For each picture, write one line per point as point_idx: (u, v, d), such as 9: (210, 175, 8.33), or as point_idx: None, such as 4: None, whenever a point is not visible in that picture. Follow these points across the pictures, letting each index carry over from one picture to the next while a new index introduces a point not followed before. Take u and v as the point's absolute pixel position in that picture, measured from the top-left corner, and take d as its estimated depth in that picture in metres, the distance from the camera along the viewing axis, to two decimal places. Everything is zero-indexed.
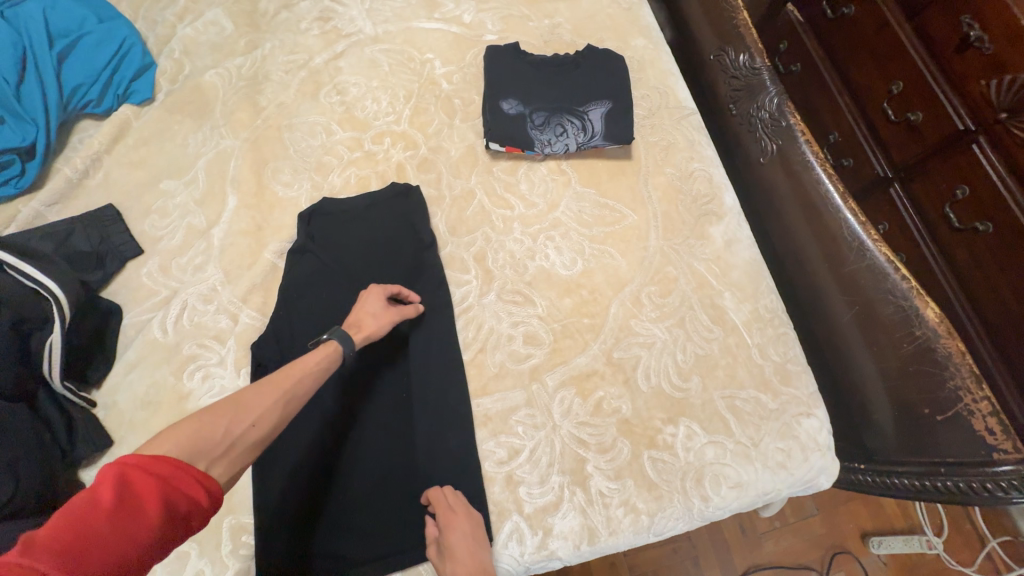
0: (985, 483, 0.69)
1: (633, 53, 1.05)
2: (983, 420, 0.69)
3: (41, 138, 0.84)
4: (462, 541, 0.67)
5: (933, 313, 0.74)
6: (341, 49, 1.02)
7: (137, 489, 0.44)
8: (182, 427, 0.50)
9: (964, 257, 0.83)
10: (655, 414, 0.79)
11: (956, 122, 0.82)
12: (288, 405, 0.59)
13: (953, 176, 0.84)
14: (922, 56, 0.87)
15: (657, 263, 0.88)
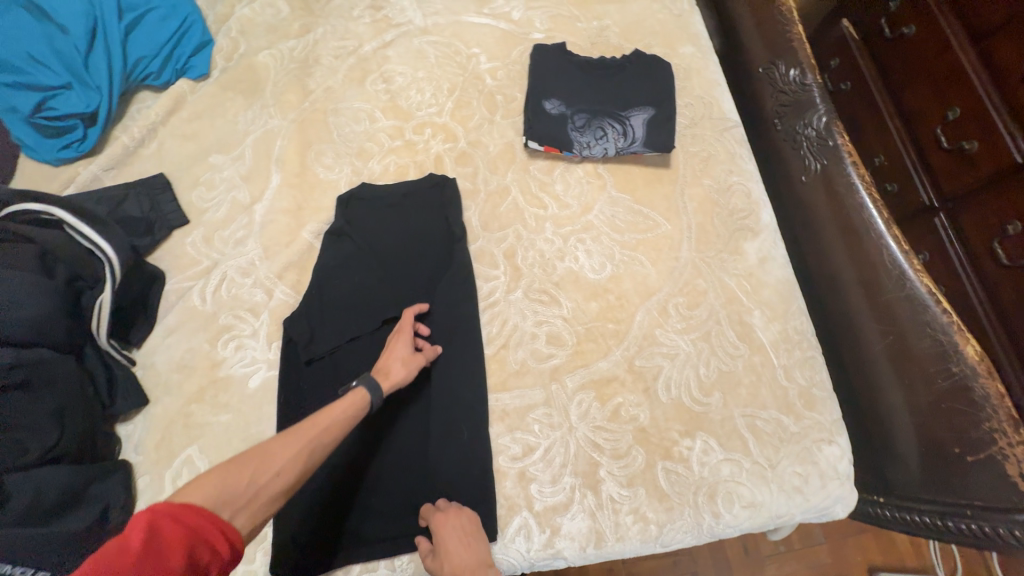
0: (1012, 531, 0.66)
1: (680, 60, 1.04)
2: (1018, 466, 0.66)
3: (104, 106, 0.88)
4: (455, 539, 0.67)
5: (973, 350, 0.72)
6: (390, 38, 1.03)
7: (167, 538, 0.45)
8: (210, 476, 0.51)
9: (1011, 297, 0.80)
10: (672, 426, 0.78)
11: (1014, 155, 0.78)
12: (312, 455, 0.59)
13: (1006, 210, 0.81)
14: (984, 83, 0.83)
15: (687, 274, 0.87)
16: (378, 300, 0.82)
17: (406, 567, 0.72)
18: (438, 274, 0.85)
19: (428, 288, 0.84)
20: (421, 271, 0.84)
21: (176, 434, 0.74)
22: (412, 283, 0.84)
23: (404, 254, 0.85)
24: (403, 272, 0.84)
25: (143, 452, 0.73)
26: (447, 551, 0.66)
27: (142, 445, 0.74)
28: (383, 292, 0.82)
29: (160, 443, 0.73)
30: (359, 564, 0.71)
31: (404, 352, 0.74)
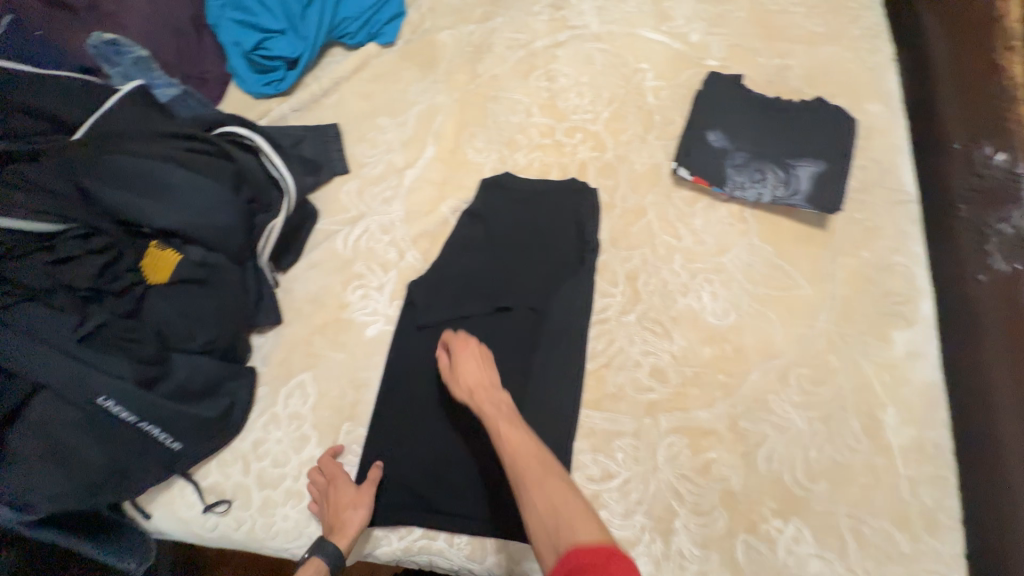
0: None
1: (863, 118, 0.95)
2: None
3: (306, 55, 0.98)
4: (470, 359, 0.74)
5: None
6: (563, 39, 1.05)
7: None
8: None
9: None
10: (764, 501, 0.73)
11: None
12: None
13: None
14: None
15: (819, 346, 0.80)
16: (500, 287, 0.84)
17: (462, 546, 0.73)
18: (559, 277, 0.85)
19: (547, 289, 0.84)
20: (545, 271, 0.85)
21: (297, 358, 0.81)
22: (532, 280, 0.85)
23: (531, 250, 0.87)
24: (526, 267, 0.86)
25: (268, 364, 0.80)
26: (461, 368, 0.73)
27: (268, 358, 0.81)
28: (505, 281, 0.85)
29: (282, 361, 0.80)
30: (422, 528, 0.74)
31: (352, 491, 0.71)
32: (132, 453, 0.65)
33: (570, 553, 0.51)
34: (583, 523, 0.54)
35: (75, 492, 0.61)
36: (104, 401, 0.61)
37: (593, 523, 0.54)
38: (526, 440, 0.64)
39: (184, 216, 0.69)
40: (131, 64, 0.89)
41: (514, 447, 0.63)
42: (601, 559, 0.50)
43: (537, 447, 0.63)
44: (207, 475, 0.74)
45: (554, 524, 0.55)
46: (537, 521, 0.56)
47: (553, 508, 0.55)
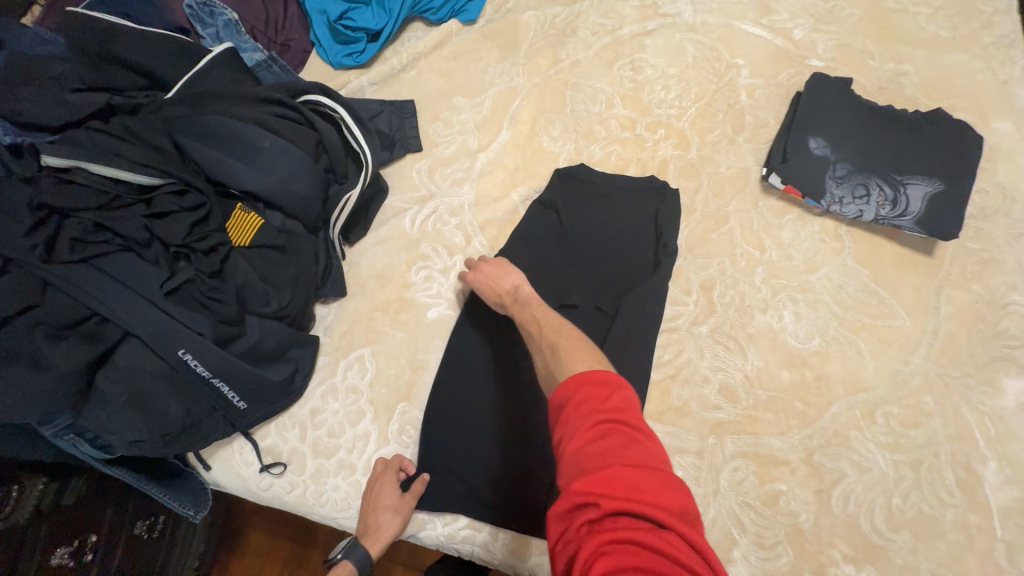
0: None
1: (988, 136, 0.85)
2: None
3: (388, 28, 0.97)
4: (489, 264, 0.76)
5: None
6: (653, 27, 0.98)
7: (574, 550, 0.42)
8: None
9: None
10: (836, 543, 0.67)
11: None
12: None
13: None
14: None
15: (914, 385, 0.73)
16: (567, 285, 0.81)
17: (507, 541, 0.71)
18: (629, 280, 0.81)
19: (616, 290, 0.80)
20: (616, 272, 0.81)
21: (358, 332, 0.81)
22: (602, 280, 0.81)
23: (603, 248, 0.83)
24: (597, 265, 0.82)
25: (330, 335, 0.81)
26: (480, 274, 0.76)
27: (331, 329, 0.82)
28: (573, 278, 0.81)
29: (344, 334, 0.81)
30: (467, 518, 0.73)
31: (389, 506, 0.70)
32: (204, 407, 0.68)
33: (566, 382, 0.52)
34: (584, 361, 0.54)
35: (151, 440, 0.63)
36: (185, 355, 0.63)
37: (589, 360, 0.55)
38: (539, 315, 0.66)
39: (268, 182, 0.70)
40: (223, 26, 0.90)
41: (534, 322, 0.66)
42: (595, 389, 0.50)
43: (556, 318, 0.65)
44: (266, 436, 0.77)
45: (551, 367, 0.57)
46: (548, 378, 0.58)
47: (558, 357, 0.57)
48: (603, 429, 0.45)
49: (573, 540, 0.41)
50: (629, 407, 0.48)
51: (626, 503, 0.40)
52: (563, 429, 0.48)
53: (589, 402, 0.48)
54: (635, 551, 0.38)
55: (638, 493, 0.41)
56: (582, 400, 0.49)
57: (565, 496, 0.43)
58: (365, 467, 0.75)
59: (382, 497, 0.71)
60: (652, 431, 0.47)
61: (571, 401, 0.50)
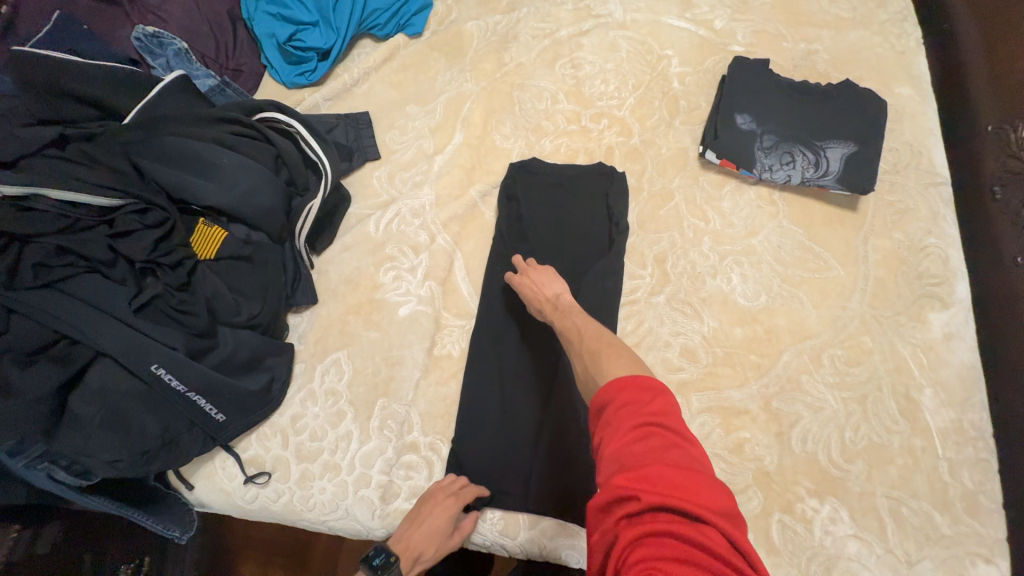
0: None
1: (892, 100, 0.95)
2: None
3: (337, 46, 1.01)
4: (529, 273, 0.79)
5: None
6: (587, 28, 1.05)
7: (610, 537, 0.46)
8: None
9: None
10: (800, 481, 0.72)
11: None
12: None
13: None
14: None
15: (853, 328, 0.80)
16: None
17: (495, 521, 0.75)
18: (588, 260, 0.86)
19: (576, 271, 0.85)
20: (576, 254, 0.86)
21: (333, 337, 0.83)
22: (565, 263, 0.86)
23: (562, 233, 0.88)
24: (557, 250, 0.87)
25: (305, 342, 0.83)
26: (520, 278, 0.79)
27: (305, 336, 0.83)
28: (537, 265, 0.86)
29: (319, 339, 0.83)
30: None
31: (445, 528, 0.70)
32: (182, 422, 0.68)
33: (606, 386, 0.53)
34: (623, 366, 0.56)
35: (130, 458, 0.64)
36: (159, 370, 0.64)
37: (628, 365, 0.56)
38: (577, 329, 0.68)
39: (229, 196, 0.72)
40: (173, 55, 0.93)
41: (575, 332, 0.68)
42: (637, 393, 0.51)
43: (596, 327, 0.66)
44: (248, 448, 0.78)
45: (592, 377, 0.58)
46: (588, 384, 0.59)
47: (599, 363, 0.58)
48: (641, 429, 0.47)
49: (611, 531, 0.45)
50: (671, 412, 0.49)
51: (666, 500, 0.43)
52: (604, 432, 0.50)
53: (631, 407, 0.50)
54: (675, 544, 0.41)
55: (676, 493, 0.43)
56: (618, 404, 0.50)
57: (603, 491, 0.46)
58: (350, 466, 0.77)
59: (439, 516, 0.70)
60: (693, 436, 0.48)
61: (612, 405, 0.51)
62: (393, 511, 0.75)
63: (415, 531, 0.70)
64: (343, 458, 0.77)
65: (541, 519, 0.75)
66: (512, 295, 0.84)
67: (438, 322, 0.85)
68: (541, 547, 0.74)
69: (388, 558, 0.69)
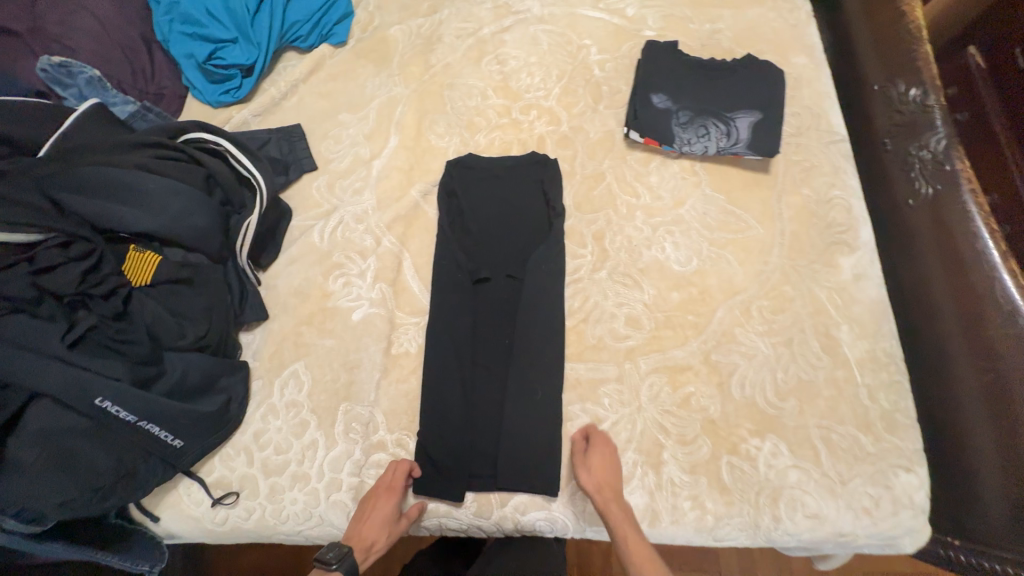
0: None
1: (791, 70, 1.04)
2: None
3: (260, 61, 1.00)
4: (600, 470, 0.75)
5: None
6: (508, 24, 1.09)
7: None
8: None
9: None
10: (742, 423, 0.79)
11: None
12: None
13: None
14: None
15: (775, 279, 0.87)
16: (480, 263, 0.89)
17: (469, 505, 0.78)
18: (531, 246, 0.90)
19: (521, 257, 0.90)
20: (520, 242, 0.91)
21: (288, 349, 0.83)
22: (509, 251, 0.90)
23: (504, 224, 0.92)
24: (502, 240, 0.91)
25: (260, 359, 0.83)
26: (593, 473, 0.75)
27: (259, 353, 0.83)
28: (483, 256, 0.90)
29: (274, 354, 0.83)
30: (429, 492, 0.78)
31: (389, 513, 0.73)
32: (137, 453, 0.67)
33: None
34: None
35: (83, 496, 0.63)
36: (104, 403, 0.63)
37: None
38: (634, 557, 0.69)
39: (160, 221, 0.71)
40: (85, 83, 0.90)
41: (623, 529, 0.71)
42: None
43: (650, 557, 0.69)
44: (211, 472, 0.77)
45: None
46: None
47: None
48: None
49: None
50: None
51: None
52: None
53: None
54: None
55: None
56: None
57: None
58: (319, 473, 0.77)
59: (382, 505, 0.73)
60: None
61: None
62: None
63: (363, 523, 0.72)
64: (312, 467, 0.77)
65: (513, 496, 0.78)
66: (461, 288, 0.87)
67: (392, 322, 0.86)
68: (515, 522, 0.78)
69: (343, 550, 0.69)
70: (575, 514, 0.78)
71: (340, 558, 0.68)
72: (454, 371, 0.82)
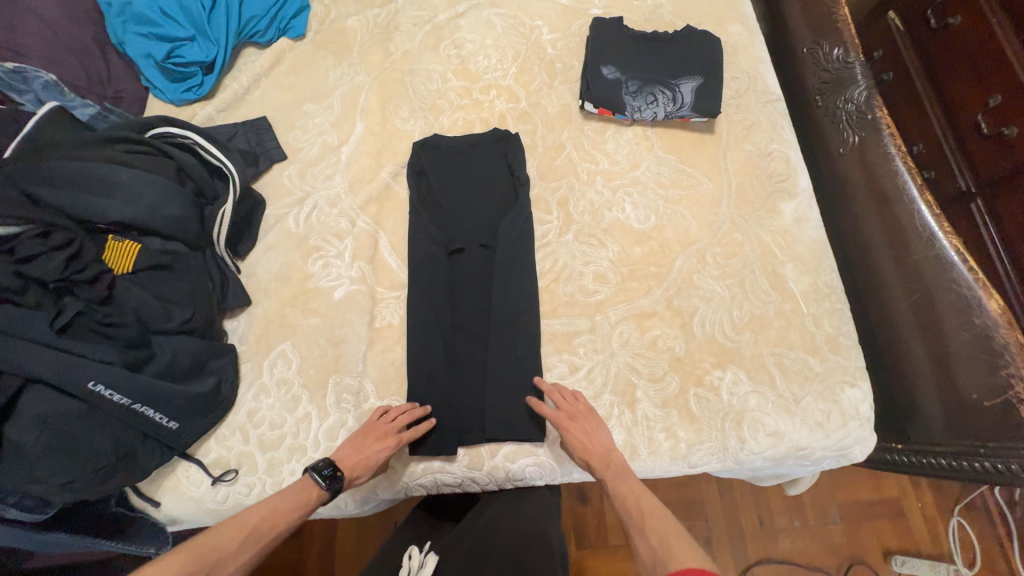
0: (1000, 465, 0.79)
1: (727, 38, 1.12)
2: (1014, 398, 0.77)
3: (220, 57, 1.02)
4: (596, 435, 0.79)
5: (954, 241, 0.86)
6: (462, 10, 1.13)
7: None
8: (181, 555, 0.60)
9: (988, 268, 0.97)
10: (705, 357, 0.86)
11: (960, 183, 1.04)
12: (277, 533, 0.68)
13: (993, 210, 0.98)
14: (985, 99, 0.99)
15: (726, 228, 0.95)
16: (454, 237, 0.94)
17: (462, 458, 0.83)
18: (500, 218, 0.96)
19: (492, 228, 0.95)
20: (491, 214, 0.97)
21: (274, 332, 0.86)
22: (482, 224, 0.96)
23: (475, 199, 0.98)
24: (474, 214, 0.97)
25: (246, 343, 0.86)
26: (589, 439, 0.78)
27: (245, 337, 0.86)
28: (455, 230, 0.95)
29: (260, 337, 0.86)
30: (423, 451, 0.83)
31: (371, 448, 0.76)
32: (133, 435, 0.70)
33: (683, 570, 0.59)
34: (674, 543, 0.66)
35: (84, 477, 0.64)
36: (97, 386, 0.65)
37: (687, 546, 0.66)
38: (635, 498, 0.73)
39: (135, 210, 0.73)
40: (41, 88, 0.90)
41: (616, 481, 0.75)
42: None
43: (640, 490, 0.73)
44: (209, 452, 0.79)
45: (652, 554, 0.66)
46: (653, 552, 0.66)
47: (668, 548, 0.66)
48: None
49: None
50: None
51: None
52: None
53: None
54: None
55: None
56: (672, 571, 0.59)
57: None
58: (315, 443, 0.81)
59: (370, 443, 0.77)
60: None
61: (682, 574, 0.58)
62: None
63: (357, 453, 0.76)
64: (308, 439, 0.81)
65: (504, 444, 0.84)
66: (438, 260, 0.91)
67: (374, 297, 0.90)
68: (508, 471, 0.84)
69: (335, 471, 0.73)
70: (562, 458, 0.84)
71: (333, 478, 0.72)
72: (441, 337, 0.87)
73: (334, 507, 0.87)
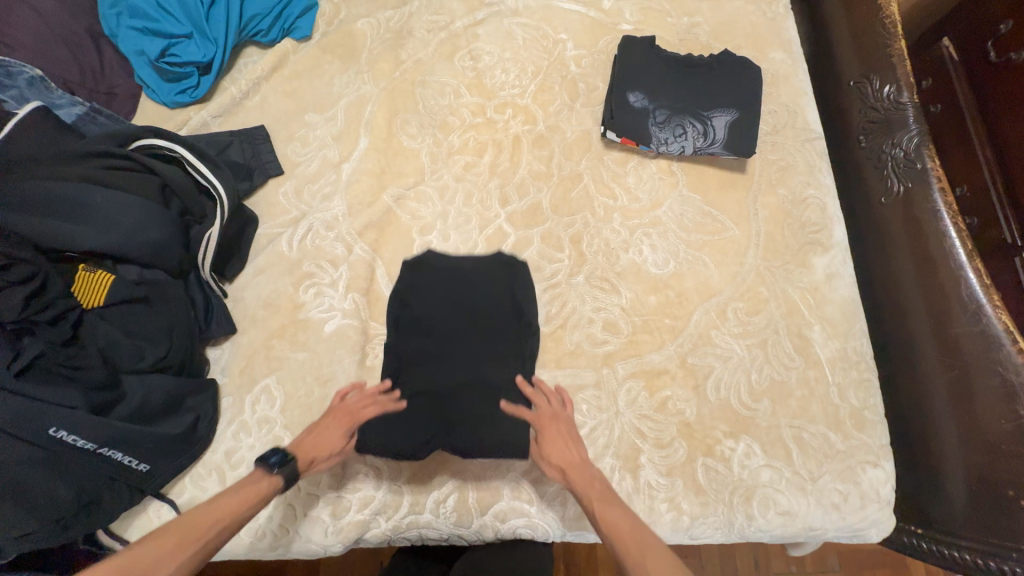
0: None
1: (768, 65, 1.02)
2: None
3: (218, 58, 0.95)
4: (551, 435, 0.73)
5: (1003, 319, 0.78)
6: (482, 17, 1.05)
7: None
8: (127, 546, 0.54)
9: None
10: (717, 425, 0.80)
11: (1004, 234, 0.84)
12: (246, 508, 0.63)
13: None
14: None
15: (750, 280, 0.88)
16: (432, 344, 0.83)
17: (449, 515, 0.77)
18: (490, 318, 0.85)
19: (482, 317, 0.85)
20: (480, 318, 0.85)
21: (259, 364, 0.81)
22: (468, 326, 0.85)
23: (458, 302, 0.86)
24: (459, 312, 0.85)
25: (229, 375, 0.81)
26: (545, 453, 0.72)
27: (228, 369, 0.81)
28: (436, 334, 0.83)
29: (244, 369, 0.81)
30: (408, 507, 0.77)
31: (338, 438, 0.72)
32: (100, 479, 0.65)
33: None
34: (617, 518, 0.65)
35: (43, 528, 0.60)
36: (59, 432, 0.61)
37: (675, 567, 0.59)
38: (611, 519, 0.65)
39: (110, 237, 0.68)
40: (27, 85, 0.84)
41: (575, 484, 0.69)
42: None
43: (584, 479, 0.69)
44: (183, 492, 0.75)
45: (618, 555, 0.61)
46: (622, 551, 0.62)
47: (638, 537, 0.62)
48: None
49: None
50: None
51: None
52: None
53: None
54: None
55: None
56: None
57: None
58: (295, 490, 0.77)
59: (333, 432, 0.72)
60: None
61: None
62: (347, 525, 0.76)
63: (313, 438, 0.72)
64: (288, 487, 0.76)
65: (498, 504, 0.78)
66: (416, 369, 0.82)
67: (366, 332, 0.84)
68: (501, 531, 0.78)
69: (287, 456, 0.68)
70: (555, 520, 0.78)
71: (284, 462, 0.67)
72: (416, 433, 0.77)
73: (310, 549, 0.77)
